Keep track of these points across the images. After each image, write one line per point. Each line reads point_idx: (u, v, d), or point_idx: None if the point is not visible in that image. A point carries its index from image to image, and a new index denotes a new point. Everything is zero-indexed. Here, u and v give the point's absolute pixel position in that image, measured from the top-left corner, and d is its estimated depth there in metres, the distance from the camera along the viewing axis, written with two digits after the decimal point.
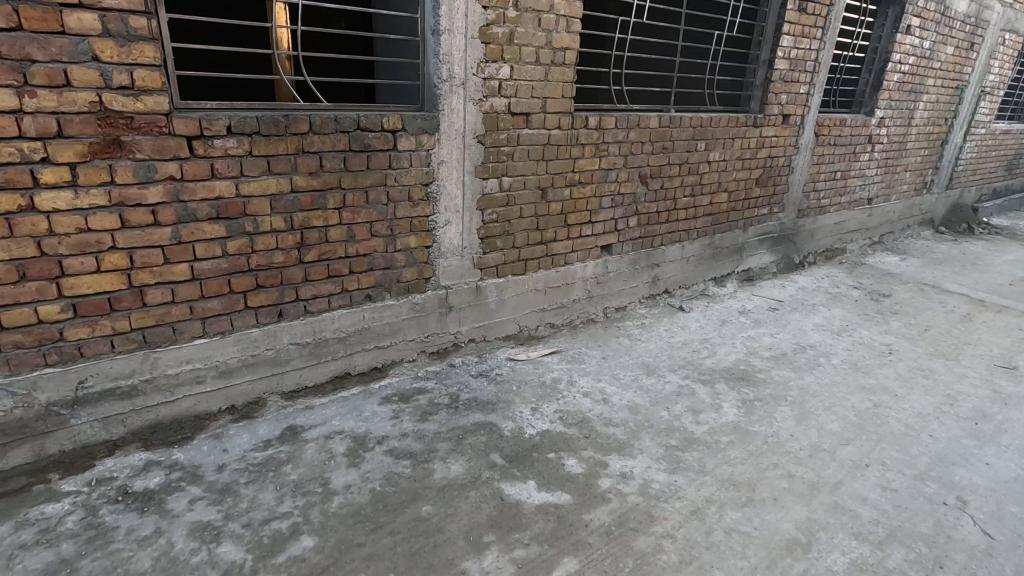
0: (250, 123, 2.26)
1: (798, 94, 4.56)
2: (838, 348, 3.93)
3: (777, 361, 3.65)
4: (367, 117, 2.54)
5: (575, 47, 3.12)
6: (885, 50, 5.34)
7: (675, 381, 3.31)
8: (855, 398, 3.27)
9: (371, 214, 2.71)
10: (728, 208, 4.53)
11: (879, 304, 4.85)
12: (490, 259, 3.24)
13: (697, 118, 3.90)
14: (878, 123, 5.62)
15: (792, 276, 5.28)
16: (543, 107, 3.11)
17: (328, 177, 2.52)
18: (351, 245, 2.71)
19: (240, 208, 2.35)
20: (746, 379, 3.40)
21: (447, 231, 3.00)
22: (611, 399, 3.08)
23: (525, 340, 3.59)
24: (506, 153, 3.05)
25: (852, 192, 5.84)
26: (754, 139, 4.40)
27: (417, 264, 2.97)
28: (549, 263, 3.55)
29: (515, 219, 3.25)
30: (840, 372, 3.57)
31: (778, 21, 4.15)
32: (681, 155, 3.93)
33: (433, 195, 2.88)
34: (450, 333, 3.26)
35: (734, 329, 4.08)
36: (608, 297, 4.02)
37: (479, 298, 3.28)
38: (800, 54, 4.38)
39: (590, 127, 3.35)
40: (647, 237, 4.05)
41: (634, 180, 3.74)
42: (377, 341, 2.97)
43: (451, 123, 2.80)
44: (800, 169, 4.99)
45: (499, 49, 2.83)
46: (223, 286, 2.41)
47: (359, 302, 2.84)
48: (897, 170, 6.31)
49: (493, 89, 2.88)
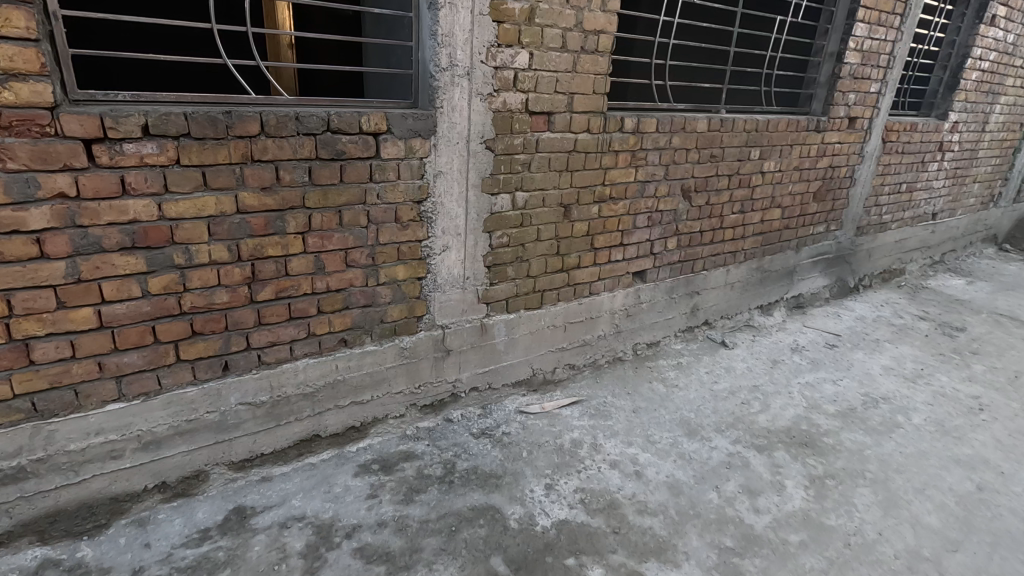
0: (175, 122, 1.67)
1: (868, 93, 3.87)
2: (917, 400, 3.25)
3: (845, 419, 3.00)
4: (340, 116, 1.94)
5: (612, 30, 2.49)
6: (964, 44, 4.61)
7: (724, 448, 2.68)
8: (951, 476, 2.60)
9: (347, 240, 2.11)
10: (781, 225, 3.87)
11: (954, 340, 4.14)
12: (499, 292, 2.63)
13: (752, 120, 3.25)
14: (951, 129, 4.89)
15: (847, 303, 4.60)
16: (570, 104, 2.48)
17: (289, 194, 1.93)
18: (320, 279, 2.12)
19: (166, 234, 1.76)
20: (811, 445, 2.75)
21: (445, 259, 2.40)
22: (645, 473, 2.47)
23: (540, 387, 2.99)
24: (521, 162, 2.43)
25: (916, 206, 5.13)
26: (815, 146, 3.73)
27: (406, 300, 2.37)
28: (570, 294, 2.93)
29: (531, 243, 2.64)
30: (926, 436, 2.90)
31: (852, 5, 3.47)
32: (731, 164, 3.28)
33: (427, 215, 2.27)
34: (448, 382, 2.66)
35: (788, 373, 3.41)
36: (639, 331, 3.39)
37: (484, 339, 2.67)
38: (874, 45, 3.69)
39: (627, 130, 2.72)
40: (688, 260, 3.41)
41: (675, 195, 3.10)
42: (355, 396, 2.38)
43: (452, 124, 2.19)
44: (863, 182, 4.30)
45: (515, 30, 2.21)
46: (145, 335, 1.84)
47: (331, 349, 2.25)
48: (966, 181, 5.56)
49: (507, 81, 2.27)
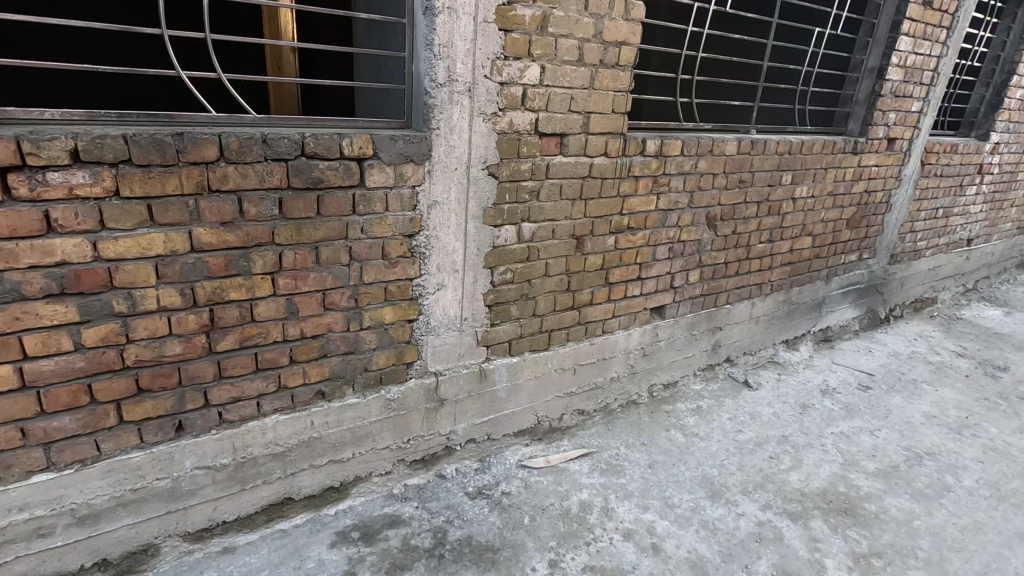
0: (114, 147, 1.40)
1: (909, 112, 3.55)
2: (966, 457, 2.90)
3: (888, 480, 2.66)
4: (316, 138, 1.66)
5: (635, 41, 2.20)
6: (1010, 60, 4.29)
7: (754, 516, 2.34)
8: (1014, 557, 2.26)
9: (325, 280, 1.83)
10: (811, 254, 3.55)
11: (999, 382, 3.77)
12: (500, 333, 2.34)
13: (786, 142, 2.94)
14: (992, 150, 4.55)
15: (877, 336, 4.27)
16: (586, 125, 2.19)
17: (254, 229, 1.64)
18: (293, 324, 1.83)
19: (103, 277, 1.48)
20: (852, 513, 2.42)
21: (439, 299, 2.11)
22: (663, 546, 2.13)
23: (545, 436, 2.69)
24: (529, 190, 2.14)
25: (952, 232, 4.79)
26: (851, 170, 3.41)
27: (393, 345, 2.08)
28: (581, 334, 2.63)
29: (538, 279, 2.34)
30: (981, 504, 2.55)
31: (897, 17, 3.16)
32: (761, 190, 2.97)
33: (419, 251, 1.99)
34: (442, 434, 2.37)
35: (820, 421, 3.07)
36: (655, 371, 3.08)
37: (482, 386, 2.38)
38: (918, 60, 3.38)
39: (649, 153, 2.42)
40: (710, 294, 3.10)
41: (700, 224, 2.79)
42: (333, 453, 2.09)
43: (449, 147, 1.91)
44: (900, 208, 3.98)
45: (526, 40, 1.92)
46: (78, 395, 1.55)
47: (305, 403, 1.97)
48: (1004, 206, 5.21)
49: (515, 99, 1.98)
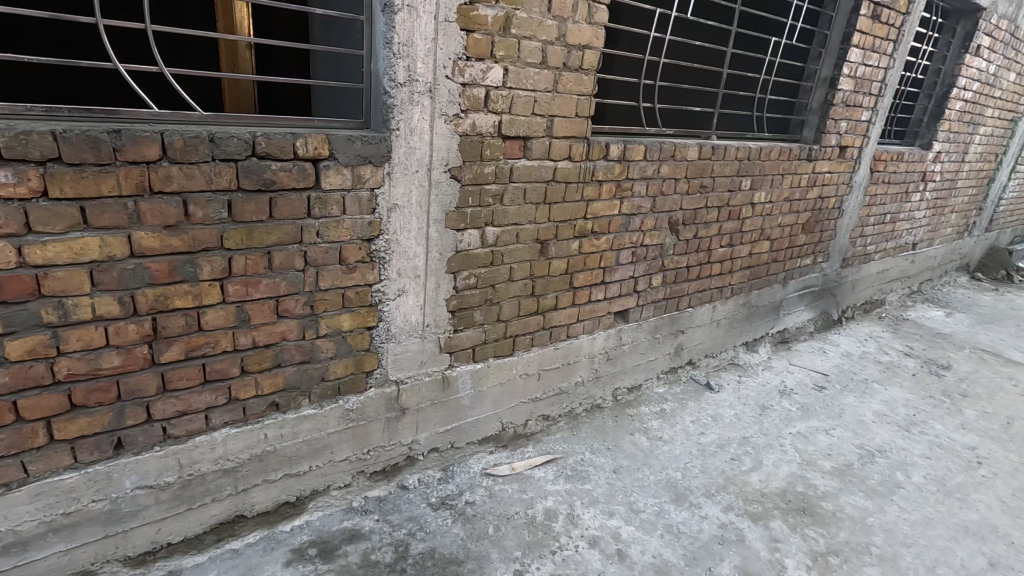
0: (42, 144, 1.29)
1: (859, 121, 3.68)
2: (914, 453, 3.01)
3: (843, 478, 2.73)
4: (268, 138, 1.58)
5: (598, 45, 2.19)
6: (950, 73, 4.51)
7: (717, 518, 2.35)
8: (960, 550, 2.35)
9: (278, 286, 1.74)
10: (769, 258, 3.64)
11: (944, 380, 3.94)
12: (464, 340, 2.29)
13: (745, 148, 2.99)
14: (934, 158, 4.78)
15: (831, 337, 4.41)
16: (549, 128, 2.17)
17: (201, 233, 1.55)
18: (244, 333, 1.74)
19: (31, 285, 1.37)
20: (810, 512, 2.47)
21: (400, 305, 2.05)
22: (629, 552, 2.12)
23: (510, 443, 2.65)
24: (492, 194, 2.10)
25: (898, 236, 4.99)
26: (806, 176, 3.51)
27: (353, 354, 2.01)
28: (546, 339, 2.61)
29: (502, 284, 2.31)
30: (929, 499, 2.65)
31: (847, 29, 3.27)
32: (722, 195, 3.02)
33: (379, 256, 1.92)
34: (404, 444, 2.31)
35: (779, 421, 3.14)
36: (619, 375, 3.08)
37: (446, 394, 2.33)
38: (867, 71, 3.50)
39: (612, 158, 2.42)
40: (673, 298, 3.14)
41: (662, 228, 2.82)
42: (288, 467, 2.00)
43: (410, 150, 1.85)
44: (851, 213, 4.12)
45: (488, 41, 1.89)
46: (2, 413, 1.42)
47: (257, 415, 1.87)
48: (945, 212, 5.48)
49: (477, 101, 1.94)
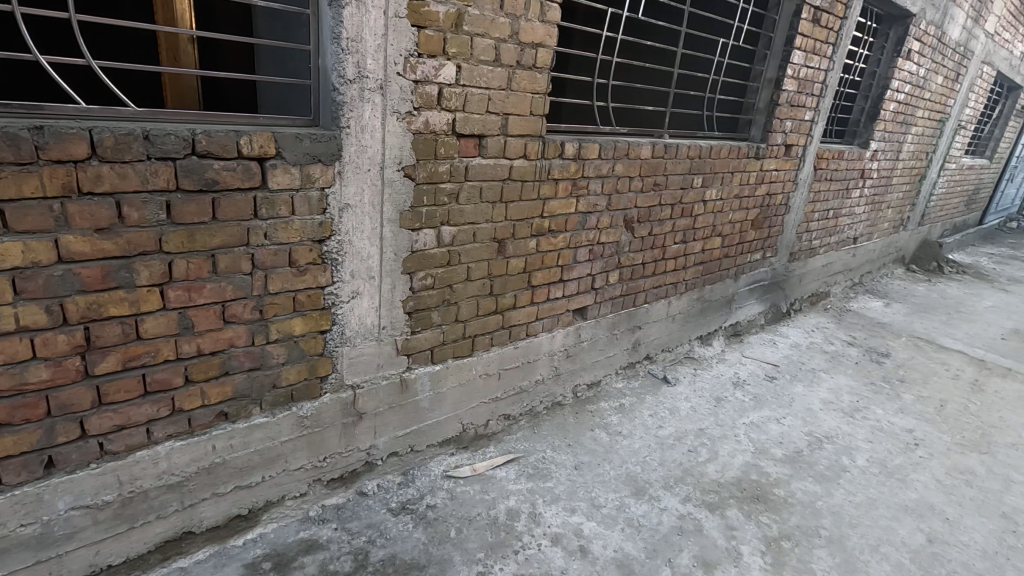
0: None
1: (803, 121, 3.82)
2: (858, 438, 3.15)
3: (793, 465, 2.83)
4: (208, 136, 1.51)
5: (551, 44, 2.20)
6: (884, 76, 4.75)
7: (675, 510, 2.40)
8: (902, 528, 2.48)
9: (223, 290, 1.67)
10: (721, 254, 3.74)
11: (883, 367, 4.14)
12: (421, 341, 2.25)
13: (696, 147, 3.06)
14: (871, 157, 5.02)
15: (780, 329, 4.57)
16: (504, 126, 2.15)
17: (138, 236, 1.46)
18: (188, 341, 1.65)
19: None
20: (763, 499, 2.55)
21: (355, 308, 2.00)
22: (591, 548, 2.14)
23: (471, 444, 2.63)
24: (447, 192, 2.08)
25: (840, 231, 5.23)
26: (754, 174, 3.62)
27: (305, 359, 1.95)
28: (505, 338, 2.60)
29: (460, 284, 2.28)
30: (872, 482, 2.78)
31: (790, 32, 3.39)
32: (675, 193, 3.08)
33: (331, 257, 1.86)
34: (362, 449, 2.26)
35: (733, 412, 3.23)
36: (579, 372, 3.11)
37: (404, 397, 2.29)
38: (809, 73, 3.64)
39: (567, 156, 2.43)
40: (630, 294, 3.18)
41: (618, 226, 2.85)
42: (240, 479, 1.92)
43: (361, 148, 1.81)
44: (796, 210, 4.28)
45: (440, 37, 1.86)
46: None
47: (204, 426, 1.79)
48: (882, 208, 5.77)
49: (430, 98, 1.91)
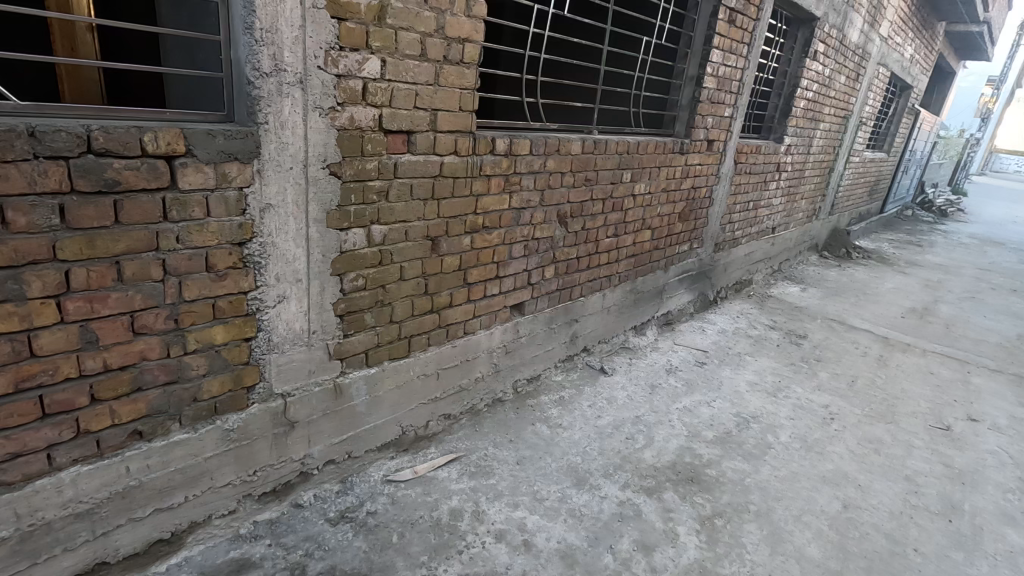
0: None
1: (722, 117, 4.01)
2: (781, 416, 3.35)
3: (723, 445, 2.98)
4: (107, 132, 1.39)
5: (478, 39, 2.18)
6: (794, 75, 5.06)
7: (615, 497, 2.46)
8: (820, 498, 2.66)
9: (132, 300, 1.54)
10: (651, 246, 3.87)
11: (802, 348, 4.43)
12: (355, 345, 2.19)
13: (624, 143, 3.14)
14: (785, 151, 5.34)
15: (708, 316, 4.79)
16: (433, 122, 2.12)
17: (27, 244, 1.33)
18: (92, 356, 1.52)
19: None
20: (697, 480, 2.66)
21: (281, 313, 1.91)
22: (534, 541, 2.15)
23: (412, 446, 2.58)
24: (376, 190, 2.02)
25: (760, 222, 5.54)
26: (680, 168, 3.76)
27: (229, 369, 1.84)
28: (442, 337, 2.57)
29: (393, 284, 2.23)
30: (794, 456, 2.96)
31: (708, 31, 3.53)
32: (605, 187, 3.15)
33: (253, 260, 1.77)
34: (295, 460, 2.17)
35: (666, 398, 3.36)
36: (518, 368, 3.12)
37: (339, 402, 2.21)
38: (727, 72, 3.81)
39: (498, 152, 2.42)
40: (566, 288, 3.23)
41: (551, 221, 2.88)
42: (160, 500, 1.80)
43: (281, 145, 1.72)
44: (719, 202, 4.49)
45: (362, 30, 1.80)
46: None
47: (116, 447, 1.65)
48: (796, 199, 6.16)
49: (354, 93, 1.85)
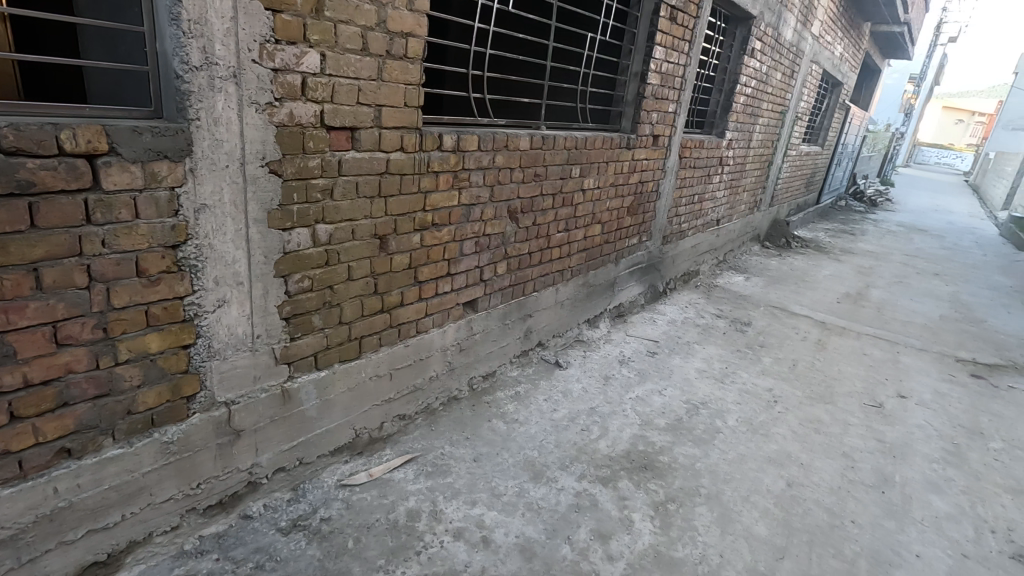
0: None
1: (667, 113, 4.11)
2: (728, 401, 3.48)
3: (675, 432, 3.06)
4: (17, 130, 1.29)
5: (421, 33, 2.15)
6: (734, 71, 5.23)
7: (572, 488, 2.49)
8: (766, 477, 2.78)
9: (54, 309, 1.44)
10: (602, 240, 3.93)
11: (747, 335, 4.61)
12: (302, 348, 2.12)
13: (572, 138, 3.17)
14: (726, 145, 5.53)
15: (658, 307, 4.92)
16: (377, 118, 2.07)
17: None
18: (9, 371, 1.41)
19: None
20: (650, 467, 2.73)
21: (222, 317, 1.83)
22: (493, 537, 2.15)
23: (366, 449, 2.54)
24: (320, 188, 1.96)
25: (705, 214, 5.72)
26: (627, 163, 3.83)
27: (166, 378, 1.75)
28: (394, 337, 2.53)
29: (341, 284, 2.18)
30: (741, 439, 3.08)
31: (651, 28, 3.60)
32: (555, 183, 3.17)
33: (188, 263, 1.68)
34: (242, 469, 2.09)
35: (620, 389, 3.42)
36: (473, 365, 3.11)
37: (287, 408, 2.15)
38: (670, 68, 3.91)
39: (446, 149, 2.40)
40: (518, 284, 3.24)
41: (501, 217, 2.88)
42: (94, 520, 1.70)
43: (215, 142, 1.65)
44: (666, 195, 4.61)
45: (299, 23, 1.74)
46: None
47: (41, 467, 1.55)
48: (738, 191, 6.39)
49: (293, 88, 1.79)
